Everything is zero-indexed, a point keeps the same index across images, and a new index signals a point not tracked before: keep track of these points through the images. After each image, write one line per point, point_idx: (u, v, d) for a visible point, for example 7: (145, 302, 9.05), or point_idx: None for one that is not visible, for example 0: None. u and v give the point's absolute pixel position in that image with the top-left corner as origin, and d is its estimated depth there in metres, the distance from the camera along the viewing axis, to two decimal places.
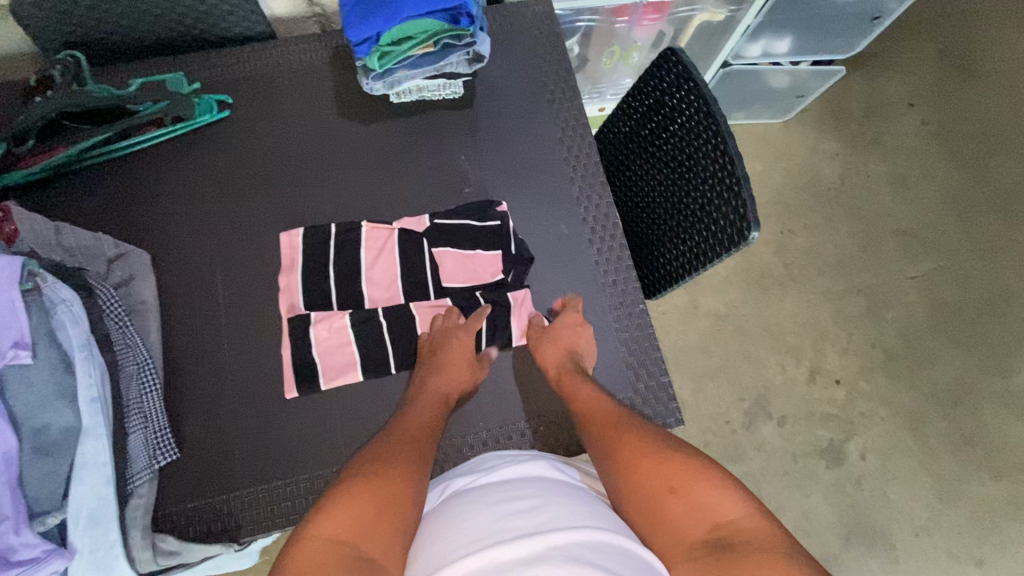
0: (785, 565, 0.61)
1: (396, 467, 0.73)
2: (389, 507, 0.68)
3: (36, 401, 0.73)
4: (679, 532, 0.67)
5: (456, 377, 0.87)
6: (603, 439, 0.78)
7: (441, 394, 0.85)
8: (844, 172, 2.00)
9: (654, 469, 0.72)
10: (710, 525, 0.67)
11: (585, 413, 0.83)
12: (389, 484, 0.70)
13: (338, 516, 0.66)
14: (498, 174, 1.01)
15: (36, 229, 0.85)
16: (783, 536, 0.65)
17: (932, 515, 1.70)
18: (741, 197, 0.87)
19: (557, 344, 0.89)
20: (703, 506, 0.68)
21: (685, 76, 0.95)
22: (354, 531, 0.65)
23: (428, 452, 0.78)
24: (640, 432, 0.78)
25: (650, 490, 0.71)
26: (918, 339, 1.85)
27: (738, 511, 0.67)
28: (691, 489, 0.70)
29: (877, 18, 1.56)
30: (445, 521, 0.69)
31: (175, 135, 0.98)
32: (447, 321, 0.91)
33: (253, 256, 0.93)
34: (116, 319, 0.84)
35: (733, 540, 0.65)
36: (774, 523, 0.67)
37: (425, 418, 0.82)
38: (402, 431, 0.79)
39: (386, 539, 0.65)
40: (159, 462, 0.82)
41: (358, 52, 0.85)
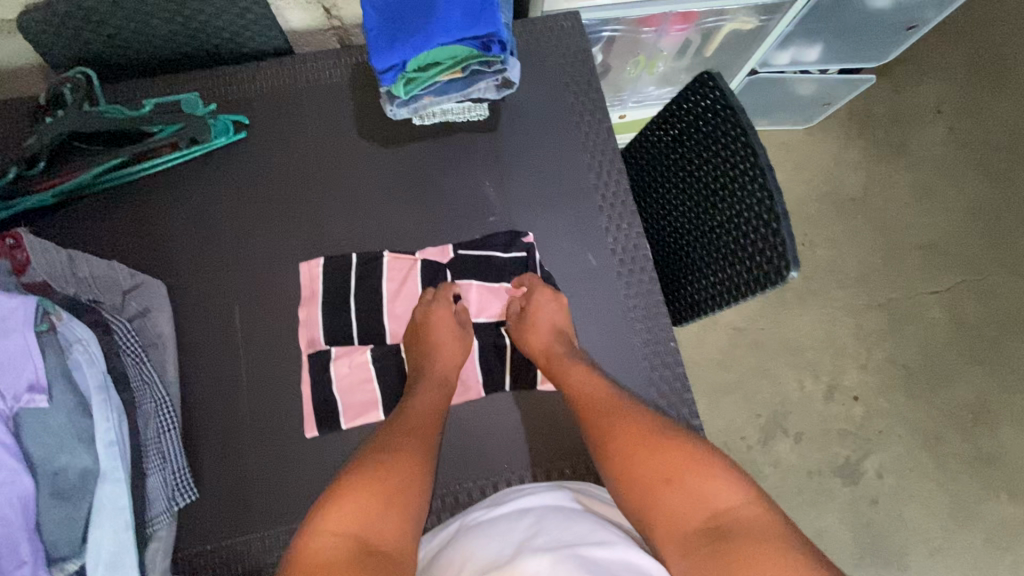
0: (787, 554, 0.58)
1: (402, 451, 0.72)
2: (398, 496, 0.66)
3: (52, 443, 0.70)
4: (676, 521, 0.65)
5: (451, 357, 0.86)
6: (598, 427, 0.77)
7: (441, 377, 0.84)
8: (868, 182, 1.95)
9: (651, 458, 0.70)
10: (708, 513, 0.64)
11: (575, 397, 0.82)
12: (397, 471, 0.68)
13: (348, 506, 0.63)
14: (524, 201, 0.98)
15: (49, 259, 0.80)
16: (785, 524, 0.62)
17: (948, 536, 1.68)
18: (780, 235, 0.83)
19: (535, 327, 0.88)
20: (700, 494, 0.65)
21: (721, 103, 0.91)
22: (363, 521, 0.62)
23: (433, 435, 0.76)
24: (637, 417, 0.76)
25: (646, 479, 0.69)
26: (939, 356, 1.82)
27: (737, 498, 0.65)
28: (689, 477, 0.67)
29: (913, 27, 1.48)
30: (453, 549, 0.70)
31: (191, 157, 0.94)
32: (427, 299, 0.89)
33: (271, 287, 0.91)
34: (133, 355, 0.81)
35: (731, 527, 0.62)
36: (775, 511, 0.64)
37: (429, 401, 0.81)
38: (404, 416, 0.78)
39: (398, 528, 0.64)
40: (178, 503, 0.80)
41: (382, 80, 0.81)
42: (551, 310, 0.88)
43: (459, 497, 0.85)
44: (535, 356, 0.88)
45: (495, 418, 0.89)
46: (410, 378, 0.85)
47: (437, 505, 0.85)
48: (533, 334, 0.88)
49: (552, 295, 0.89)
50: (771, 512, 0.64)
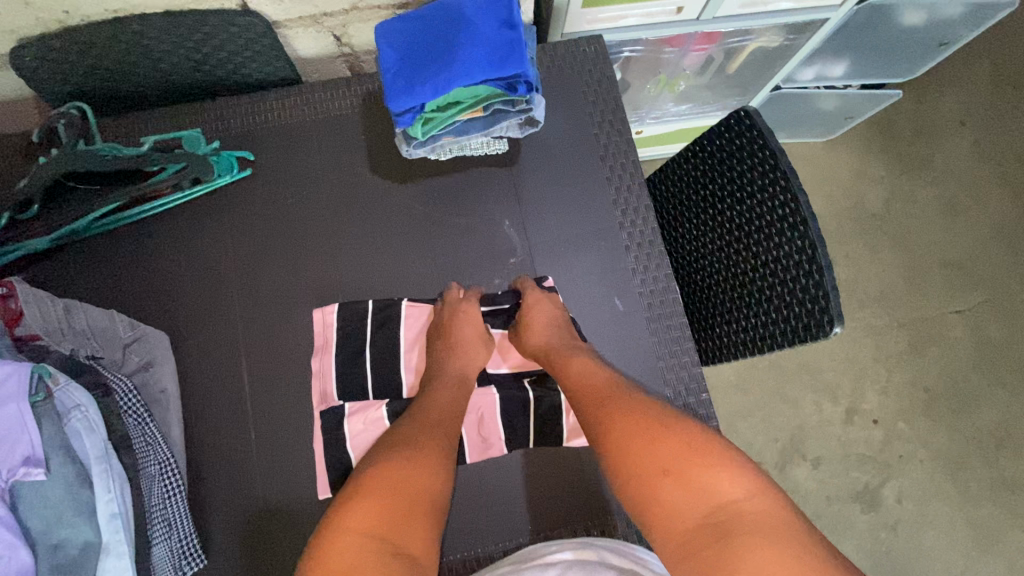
0: (792, 558, 0.51)
1: (423, 447, 0.68)
2: (419, 493, 0.63)
3: (52, 517, 0.65)
4: (673, 517, 0.59)
5: (471, 358, 0.83)
6: (594, 418, 0.72)
7: (459, 375, 0.81)
8: (890, 198, 1.89)
9: (649, 448, 0.64)
10: (708, 508, 0.58)
11: (574, 391, 0.77)
12: (417, 469, 0.65)
13: (368, 506, 0.60)
14: (546, 242, 0.93)
15: (44, 310, 0.76)
16: (797, 519, 0.56)
17: (970, 564, 1.64)
18: (823, 288, 0.78)
19: (532, 325, 0.85)
20: (701, 486, 0.59)
21: (758, 142, 0.86)
22: (382, 520, 0.59)
23: (453, 433, 0.73)
24: (635, 404, 0.71)
25: (642, 472, 0.63)
26: (961, 378, 1.77)
27: (742, 491, 0.58)
28: (689, 469, 0.61)
29: (943, 44, 1.42)
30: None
31: (193, 197, 0.89)
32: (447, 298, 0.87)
33: (283, 336, 0.86)
34: (135, 415, 0.77)
35: (733, 524, 0.56)
36: (786, 505, 0.57)
37: (448, 397, 0.78)
38: (424, 413, 0.75)
39: (420, 529, 0.60)
40: (185, 572, 0.76)
41: (399, 122, 0.76)
42: (545, 306, 0.86)
43: (481, 561, 0.81)
44: (534, 355, 0.85)
45: (518, 475, 0.84)
46: (426, 375, 0.82)
47: (458, 571, 0.80)
48: (529, 333, 0.85)
49: (545, 292, 0.88)
50: (779, 504, 0.57)
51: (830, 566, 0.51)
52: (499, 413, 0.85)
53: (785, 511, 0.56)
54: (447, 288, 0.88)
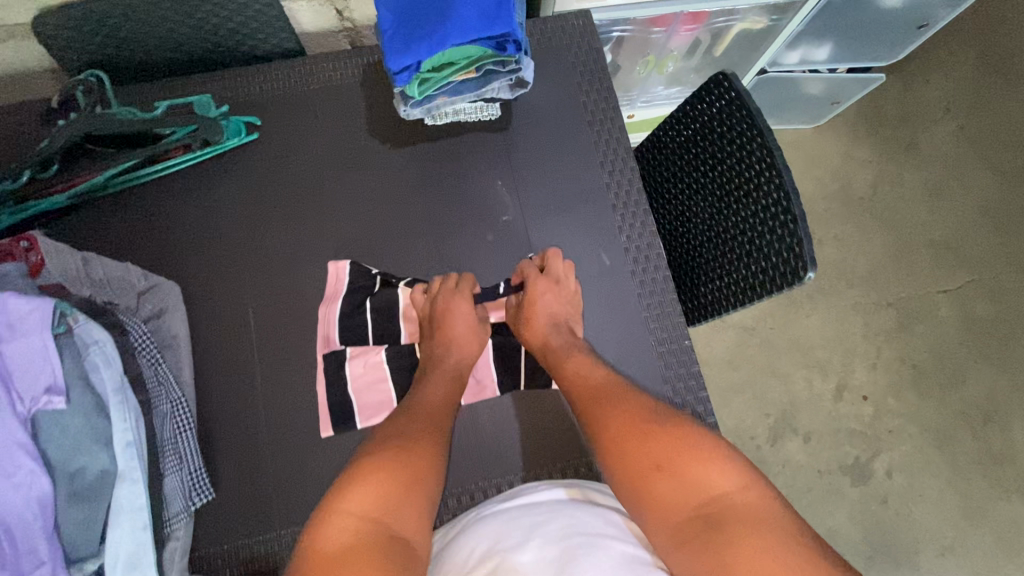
0: (777, 544, 0.59)
1: (417, 441, 0.72)
2: (413, 482, 0.67)
3: (70, 446, 0.72)
4: (667, 508, 0.66)
5: (466, 350, 0.87)
6: (591, 414, 0.77)
7: (454, 368, 0.85)
8: (878, 180, 1.94)
9: (642, 446, 0.70)
10: (700, 500, 0.65)
11: (571, 386, 0.81)
12: (412, 459, 0.70)
13: (366, 491, 0.65)
14: (536, 202, 0.98)
15: (64, 262, 0.82)
16: (779, 506, 0.63)
17: (958, 534, 1.67)
18: (797, 235, 0.82)
19: (535, 323, 0.88)
20: (692, 481, 0.66)
21: (736, 103, 0.90)
22: (382, 506, 0.64)
23: (446, 425, 0.77)
24: (631, 403, 0.76)
25: (638, 468, 0.69)
26: (948, 355, 1.81)
27: (730, 485, 0.65)
28: (682, 464, 0.68)
29: (925, 25, 1.46)
30: (459, 541, 0.72)
31: (204, 159, 0.95)
32: (446, 286, 0.89)
33: (287, 288, 0.91)
34: (148, 356, 0.81)
35: (723, 515, 0.63)
36: (770, 493, 0.65)
37: (442, 390, 0.81)
38: (420, 407, 0.78)
39: (412, 515, 0.65)
40: (194, 503, 0.81)
41: (397, 80, 0.81)
42: (546, 302, 0.88)
43: (475, 497, 0.85)
44: (533, 349, 0.89)
45: (509, 417, 0.89)
46: (423, 366, 0.86)
47: (452, 505, 0.85)
48: (530, 329, 0.89)
49: (552, 284, 0.89)
50: (764, 493, 0.65)
51: (809, 545, 0.59)
52: (491, 355, 0.92)
53: (768, 501, 0.64)
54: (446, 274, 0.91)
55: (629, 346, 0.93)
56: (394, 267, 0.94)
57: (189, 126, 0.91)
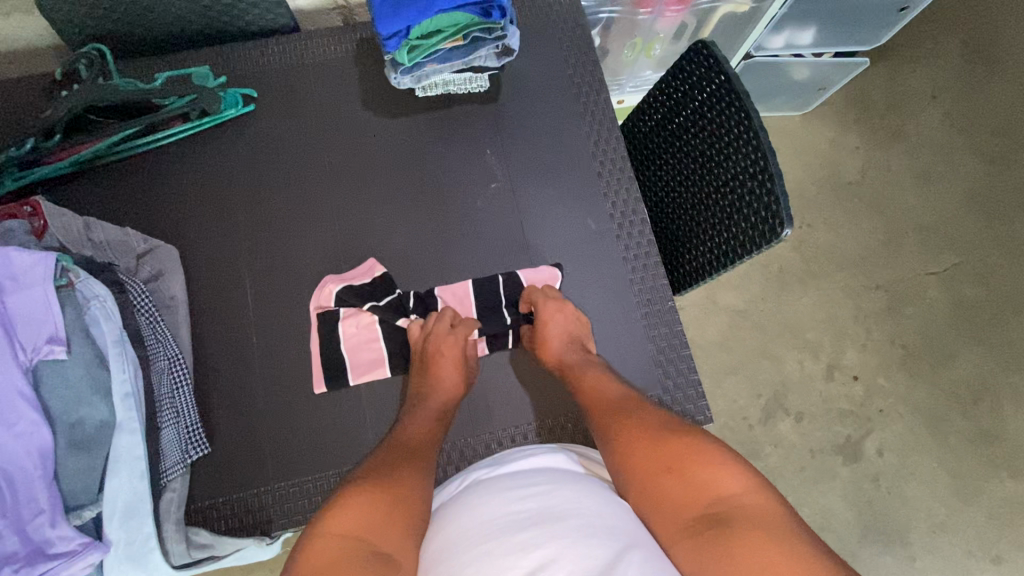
0: (784, 545, 0.58)
1: (398, 470, 0.71)
2: (398, 504, 0.66)
3: (70, 396, 0.74)
4: (675, 508, 0.65)
5: (449, 388, 0.84)
6: (604, 425, 0.77)
7: (440, 405, 0.83)
8: (866, 167, 1.78)
9: (653, 450, 0.70)
10: (708, 500, 0.64)
11: (591, 402, 0.81)
12: (396, 485, 0.68)
13: (349, 512, 0.64)
14: (524, 168, 1.00)
15: (66, 224, 0.85)
16: (787, 512, 0.62)
17: (951, 513, 1.52)
18: (774, 193, 0.83)
19: (550, 340, 0.87)
20: (701, 482, 0.66)
21: (715, 70, 0.91)
22: (366, 525, 0.63)
23: (429, 458, 0.75)
24: (641, 417, 0.76)
25: (647, 471, 0.69)
26: (938, 335, 1.65)
27: (739, 487, 0.65)
28: (691, 468, 0.67)
29: (906, 8, 1.48)
30: (456, 509, 0.68)
31: (201, 129, 0.98)
32: (438, 324, 0.89)
33: (278, 251, 0.94)
34: (146, 314, 0.84)
35: (731, 515, 0.62)
36: (778, 500, 0.64)
37: (423, 428, 0.79)
38: (401, 441, 0.77)
39: (397, 533, 0.63)
40: (191, 456, 0.83)
41: (387, 46, 0.84)
42: (558, 321, 0.88)
43: (465, 452, 0.87)
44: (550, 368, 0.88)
45: (497, 375, 0.91)
46: (409, 404, 0.84)
47: (443, 461, 0.87)
48: (545, 350, 0.88)
49: (559, 308, 0.89)
50: (773, 501, 0.64)
51: (815, 551, 0.58)
52: (472, 292, 0.94)
53: (776, 507, 0.63)
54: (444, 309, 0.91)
55: (614, 306, 0.95)
56: (384, 231, 0.96)
57: (187, 97, 0.93)
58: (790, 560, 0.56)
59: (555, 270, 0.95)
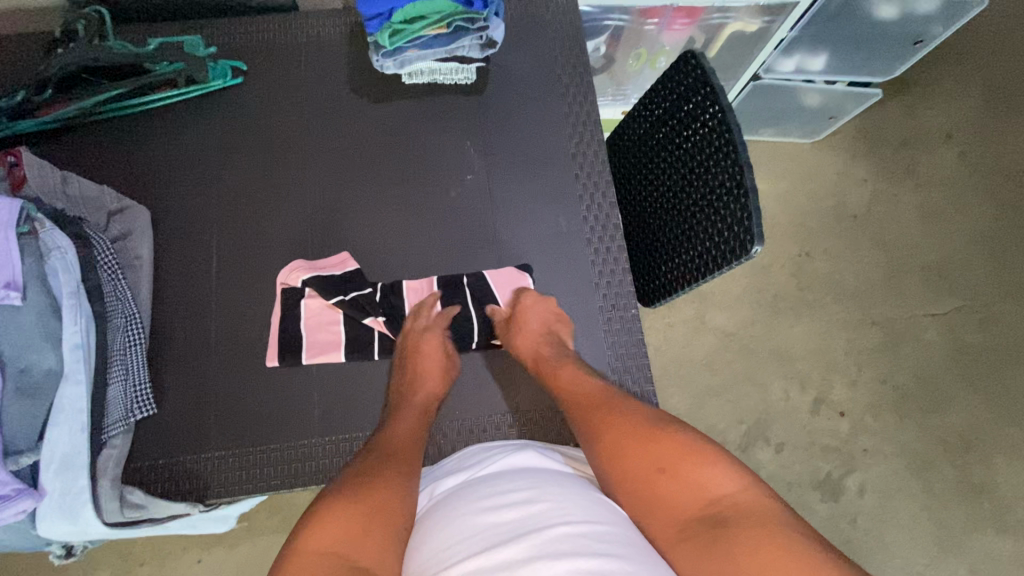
0: (789, 544, 0.57)
1: (380, 474, 0.70)
2: (379, 511, 0.65)
3: (22, 342, 0.75)
4: (672, 510, 0.64)
5: (433, 384, 0.84)
6: (588, 423, 0.75)
7: (423, 399, 0.83)
8: (872, 200, 1.74)
9: (641, 451, 0.69)
10: (704, 501, 0.64)
11: (568, 398, 0.80)
12: (377, 492, 0.67)
13: (329, 526, 0.63)
14: (501, 162, 1.00)
15: (42, 175, 0.86)
16: (781, 506, 0.62)
17: (930, 563, 1.46)
18: (747, 208, 0.81)
19: (526, 332, 0.86)
20: (695, 483, 0.65)
21: (702, 82, 0.90)
22: (347, 539, 0.62)
23: (415, 458, 0.74)
24: (630, 412, 0.75)
25: (639, 472, 0.68)
26: (933, 379, 1.59)
27: (733, 486, 0.64)
28: (684, 467, 0.66)
29: (920, 42, 1.45)
30: (438, 518, 0.66)
31: (188, 97, 0.99)
32: (416, 323, 0.89)
33: (251, 224, 0.94)
34: (109, 271, 0.85)
35: (729, 515, 0.62)
36: (772, 495, 0.64)
37: (409, 426, 0.79)
38: (384, 442, 0.76)
39: (377, 541, 0.62)
40: (135, 415, 0.83)
41: (369, 27, 0.85)
42: (536, 313, 0.88)
43: None
44: (522, 357, 0.86)
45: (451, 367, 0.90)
46: (391, 405, 0.83)
47: None
48: (520, 338, 0.86)
49: (538, 303, 0.89)
50: (767, 495, 0.64)
51: (812, 540, 0.58)
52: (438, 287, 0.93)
53: (772, 502, 0.63)
54: (420, 308, 0.90)
55: (575, 311, 0.93)
56: (358, 214, 0.96)
57: (176, 64, 0.97)
58: (793, 553, 0.56)
59: (522, 274, 0.93)
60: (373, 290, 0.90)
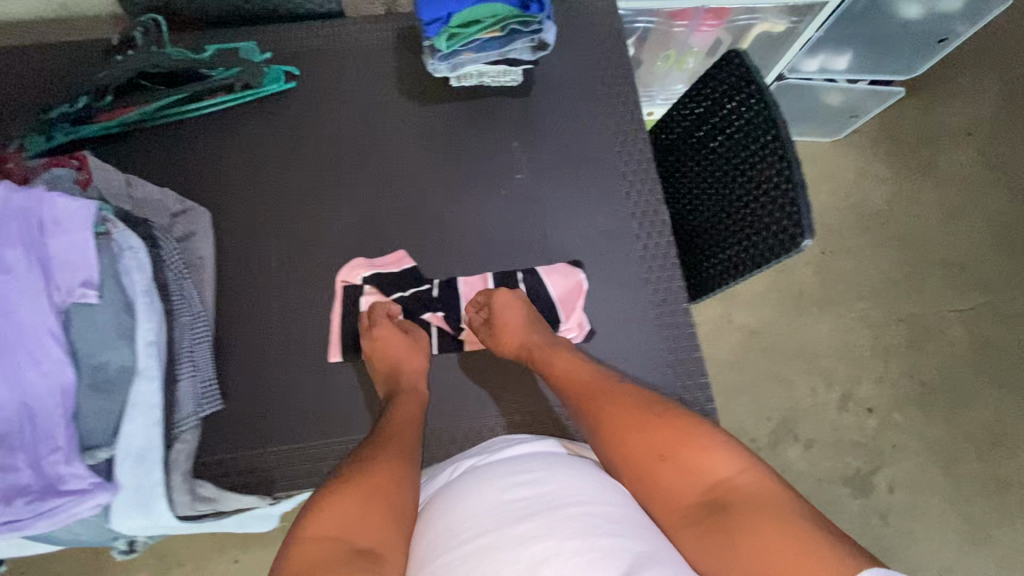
0: (787, 523, 0.59)
1: (381, 459, 0.71)
2: (380, 496, 0.66)
3: (97, 340, 0.77)
4: (674, 495, 0.66)
5: (416, 374, 0.85)
6: (589, 412, 0.76)
7: (415, 389, 0.84)
8: (893, 198, 1.76)
9: (642, 437, 0.70)
10: (705, 486, 0.66)
11: (564, 386, 0.81)
12: (377, 476, 0.68)
13: (332, 510, 0.64)
14: (549, 161, 1.02)
15: (109, 179, 0.90)
16: (779, 485, 0.64)
17: (960, 558, 1.47)
18: (796, 203, 0.84)
19: (506, 325, 0.88)
20: (696, 468, 0.67)
21: (746, 80, 0.92)
22: (350, 522, 0.63)
23: (413, 443, 0.75)
24: (629, 398, 0.76)
25: (640, 457, 0.69)
26: (959, 375, 1.60)
27: (731, 469, 0.66)
28: (684, 453, 0.68)
29: (943, 41, 1.49)
30: (449, 499, 0.69)
31: (243, 101, 1.02)
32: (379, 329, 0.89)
33: (304, 225, 0.96)
34: (175, 271, 0.87)
35: (729, 499, 0.64)
36: (769, 476, 0.66)
37: (405, 413, 0.79)
38: (382, 430, 0.76)
39: (379, 524, 0.64)
40: (203, 411, 0.85)
41: (428, 31, 0.89)
42: (508, 304, 0.90)
43: (469, 433, 0.88)
44: (512, 353, 0.87)
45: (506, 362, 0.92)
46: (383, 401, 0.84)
47: (446, 440, 0.87)
48: (504, 331, 0.88)
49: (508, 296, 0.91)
50: (764, 475, 0.66)
51: (810, 518, 0.60)
52: (491, 282, 0.95)
53: (770, 482, 0.65)
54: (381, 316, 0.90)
55: (626, 306, 0.94)
56: (409, 214, 0.98)
57: (233, 69, 0.99)
58: (792, 531, 0.58)
59: (574, 268, 0.95)
60: (430, 286, 0.94)
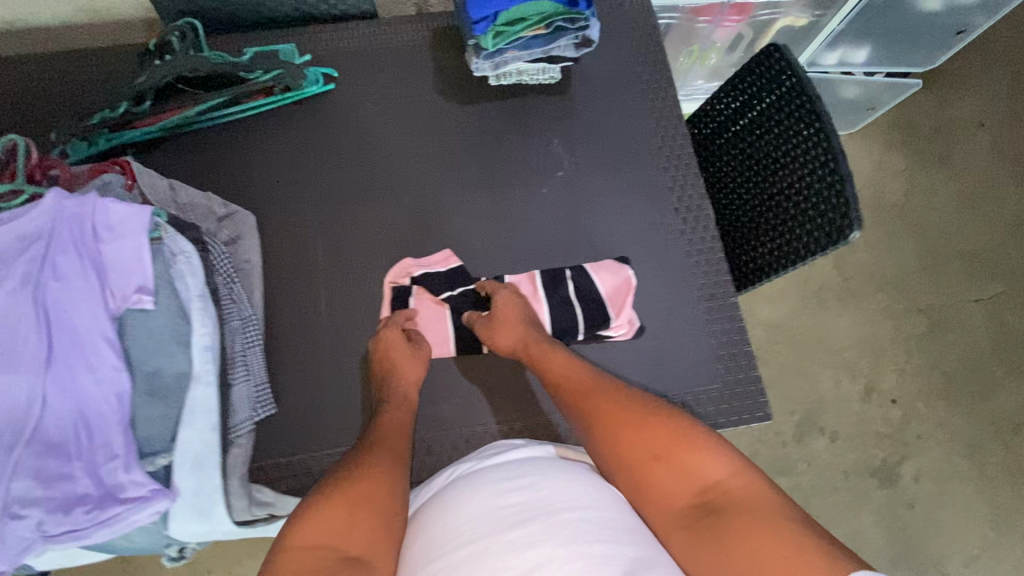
0: (779, 528, 0.56)
1: (371, 464, 0.68)
2: (368, 503, 0.63)
3: (152, 346, 0.77)
4: (666, 498, 0.63)
5: (412, 379, 0.83)
6: (581, 411, 0.73)
7: (407, 394, 0.81)
8: (910, 189, 1.77)
9: (636, 436, 0.68)
10: (697, 488, 0.63)
11: (557, 386, 0.79)
12: (365, 482, 0.65)
13: (317, 517, 0.60)
14: (590, 157, 1.02)
15: (154, 184, 0.88)
16: (771, 489, 0.61)
17: (987, 546, 1.48)
18: (843, 195, 0.84)
19: (507, 326, 0.86)
20: (689, 470, 0.64)
21: (786, 73, 0.92)
22: (336, 529, 0.60)
23: (404, 449, 0.73)
24: (622, 397, 0.73)
25: (635, 459, 0.66)
26: (981, 364, 1.61)
27: (723, 471, 0.63)
28: (677, 454, 0.65)
29: (962, 32, 1.48)
30: (441, 505, 0.66)
31: (282, 104, 1.01)
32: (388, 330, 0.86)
33: (345, 227, 0.96)
34: (225, 275, 0.86)
35: (721, 503, 0.60)
36: (761, 479, 0.62)
37: (395, 419, 0.77)
38: (370, 435, 0.73)
39: (367, 532, 0.61)
40: (258, 415, 0.86)
41: (475, 30, 0.89)
42: (511, 305, 0.88)
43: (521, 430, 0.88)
44: (508, 352, 0.86)
45: None
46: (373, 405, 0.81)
47: (500, 437, 0.88)
48: (502, 332, 0.86)
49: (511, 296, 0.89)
50: (756, 478, 0.62)
51: (802, 523, 0.57)
52: (540, 280, 0.94)
53: (762, 485, 0.61)
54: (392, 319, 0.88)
55: (675, 301, 0.95)
56: (451, 213, 0.98)
57: (273, 72, 0.96)
58: (785, 537, 0.55)
59: (622, 266, 0.94)
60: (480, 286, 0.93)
